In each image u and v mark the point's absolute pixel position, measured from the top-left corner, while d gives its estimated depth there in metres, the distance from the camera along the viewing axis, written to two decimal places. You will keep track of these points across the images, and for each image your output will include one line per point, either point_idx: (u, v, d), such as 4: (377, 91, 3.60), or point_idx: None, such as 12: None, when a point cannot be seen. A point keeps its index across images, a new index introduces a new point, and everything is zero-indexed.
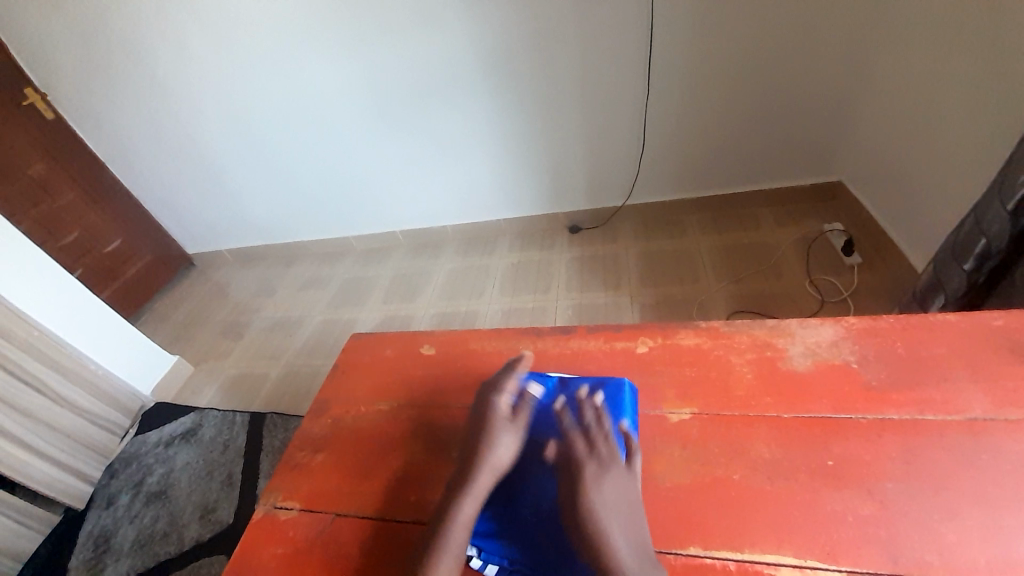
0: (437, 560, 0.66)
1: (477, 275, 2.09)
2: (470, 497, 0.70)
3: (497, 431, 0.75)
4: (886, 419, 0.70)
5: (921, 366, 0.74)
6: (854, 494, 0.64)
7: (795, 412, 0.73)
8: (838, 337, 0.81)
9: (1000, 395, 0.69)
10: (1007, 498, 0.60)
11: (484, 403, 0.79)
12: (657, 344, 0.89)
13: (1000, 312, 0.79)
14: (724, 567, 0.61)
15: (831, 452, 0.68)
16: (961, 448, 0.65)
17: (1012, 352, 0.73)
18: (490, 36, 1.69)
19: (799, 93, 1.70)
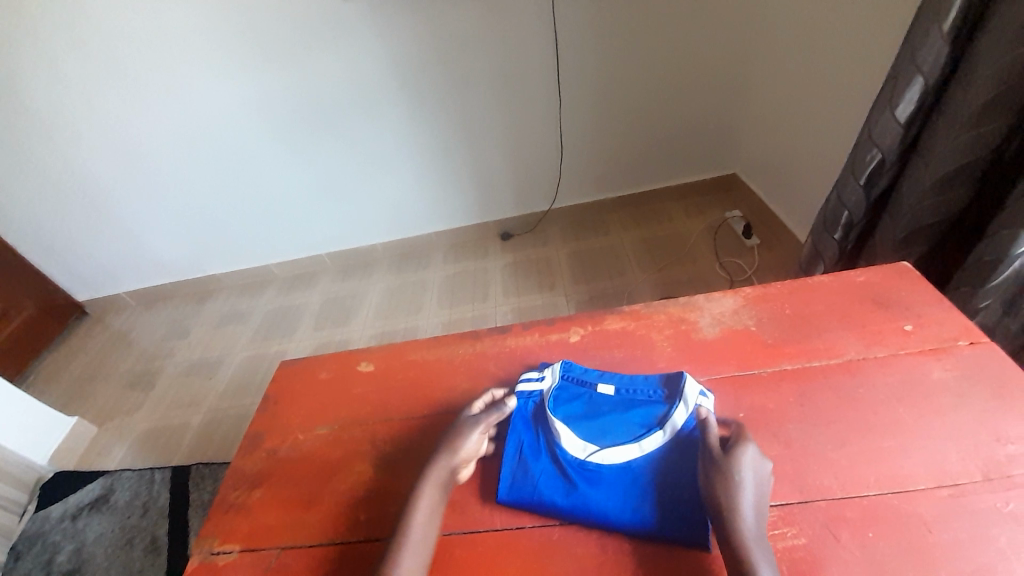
0: (400, 554, 0.67)
1: (412, 291, 2.06)
2: (427, 489, 0.73)
3: (463, 427, 0.79)
4: (784, 369, 0.80)
5: (808, 322, 0.86)
6: (764, 438, 0.73)
7: (710, 374, 0.82)
8: (738, 306, 0.91)
9: (868, 338, 0.82)
10: (884, 422, 0.72)
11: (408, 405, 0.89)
12: (587, 331, 0.95)
13: (863, 270, 0.93)
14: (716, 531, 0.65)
15: (742, 406, 0.77)
16: (844, 385, 0.76)
17: (874, 302, 0.86)
18: (401, 51, 1.70)
19: (692, 97, 1.88)
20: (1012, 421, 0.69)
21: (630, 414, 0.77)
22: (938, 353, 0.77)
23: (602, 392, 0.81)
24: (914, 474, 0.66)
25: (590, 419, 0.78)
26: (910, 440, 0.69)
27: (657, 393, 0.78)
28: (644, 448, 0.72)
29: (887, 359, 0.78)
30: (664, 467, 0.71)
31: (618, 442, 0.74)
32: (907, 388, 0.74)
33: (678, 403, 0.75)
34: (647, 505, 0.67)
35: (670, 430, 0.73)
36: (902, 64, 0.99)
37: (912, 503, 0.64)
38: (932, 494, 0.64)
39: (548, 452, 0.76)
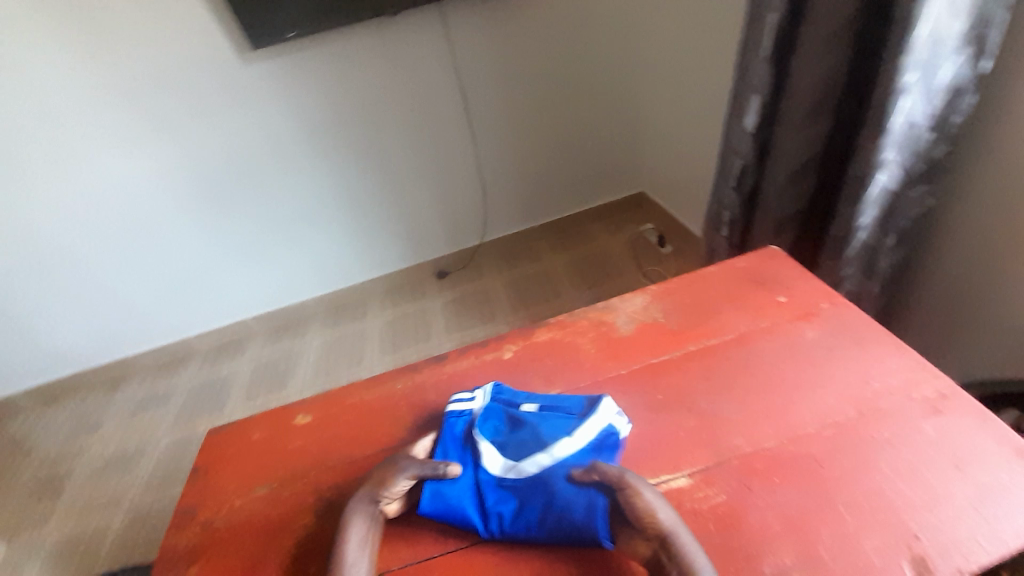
0: None
1: (352, 342, 2.02)
2: (355, 521, 0.72)
3: (399, 459, 0.78)
4: (691, 351, 0.90)
5: (706, 307, 0.97)
6: (680, 413, 0.81)
7: (630, 366, 0.90)
8: (647, 302, 1.01)
9: (754, 313, 0.94)
10: (776, 382, 0.82)
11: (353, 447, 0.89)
12: (519, 347, 1.00)
13: (745, 255, 1.06)
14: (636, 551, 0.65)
15: (660, 389, 0.85)
16: (740, 356, 0.87)
17: (757, 281, 1.00)
18: (315, 109, 1.77)
19: (592, 126, 2.07)
20: (871, 363, 0.82)
21: (543, 424, 0.80)
22: (810, 316, 0.91)
23: (526, 410, 0.84)
24: (802, 421, 0.76)
25: (510, 437, 0.81)
26: (796, 394, 0.80)
27: (576, 408, 0.82)
28: (553, 455, 0.76)
29: (770, 328, 0.91)
30: (569, 485, 0.72)
31: (530, 452, 0.77)
32: (789, 350, 0.86)
33: (591, 416, 0.79)
34: (557, 515, 0.69)
35: (580, 436, 0.77)
36: (740, 85, 1.19)
37: (805, 444, 0.74)
38: (818, 434, 0.75)
39: (470, 470, 0.79)
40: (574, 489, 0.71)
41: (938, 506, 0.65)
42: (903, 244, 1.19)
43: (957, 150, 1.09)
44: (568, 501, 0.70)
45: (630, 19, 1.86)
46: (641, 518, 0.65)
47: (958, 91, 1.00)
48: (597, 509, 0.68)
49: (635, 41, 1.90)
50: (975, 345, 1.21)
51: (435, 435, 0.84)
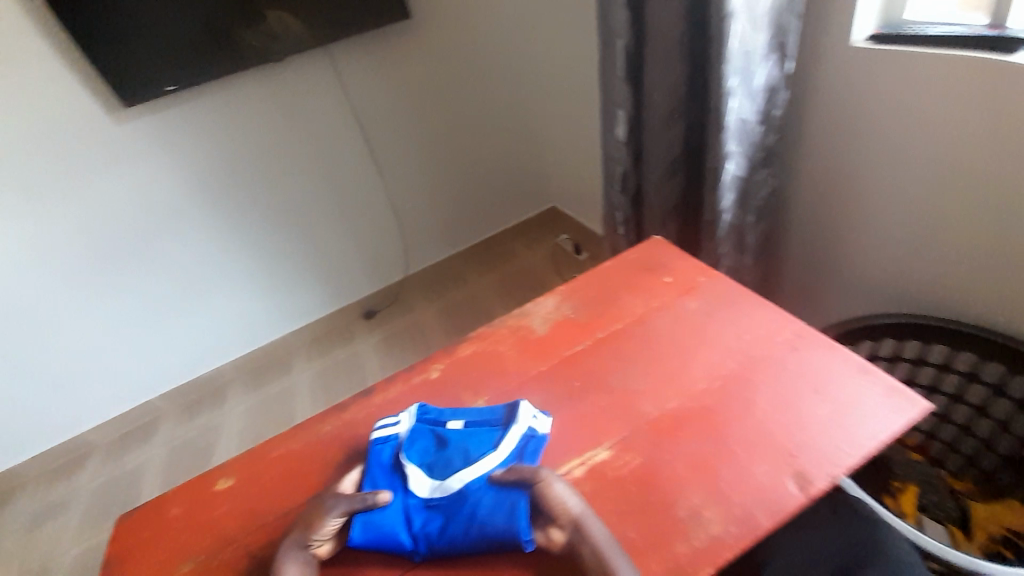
0: None
1: (281, 399, 1.90)
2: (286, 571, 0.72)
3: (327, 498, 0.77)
4: (600, 337, 0.97)
5: (610, 296, 1.05)
6: (597, 396, 0.88)
7: (549, 362, 0.96)
8: (558, 301, 1.07)
9: (651, 294, 1.03)
10: (674, 351, 0.92)
11: (286, 499, 0.86)
12: (445, 364, 1.02)
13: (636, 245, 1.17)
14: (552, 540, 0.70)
15: (578, 377, 0.92)
16: (642, 334, 0.96)
17: (650, 266, 1.10)
18: (206, 163, 1.70)
19: (493, 148, 2.16)
20: (748, 320, 0.94)
21: (469, 440, 0.83)
22: (696, 289, 1.02)
23: (451, 427, 0.86)
24: (698, 380, 0.86)
25: (437, 456, 0.83)
26: (691, 357, 0.90)
27: (498, 419, 0.86)
28: (479, 470, 0.79)
29: (665, 305, 1.00)
30: (494, 494, 0.75)
31: (457, 469, 0.80)
32: (682, 321, 0.96)
33: (512, 425, 0.83)
34: (481, 527, 0.72)
35: (503, 449, 0.81)
36: (608, 100, 1.34)
37: (703, 404, 0.83)
38: (712, 389, 0.85)
39: (400, 495, 0.79)
40: (497, 495, 0.75)
41: (806, 424, 0.77)
42: (761, 220, 1.37)
43: (786, 137, 1.28)
44: (491, 508, 0.74)
45: (509, 51, 2.00)
46: (556, 510, 0.71)
47: (773, 90, 1.19)
48: (517, 510, 0.72)
49: (517, 69, 2.03)
50: (836, 299, 1.39)
51: (362, 467, 0.84)
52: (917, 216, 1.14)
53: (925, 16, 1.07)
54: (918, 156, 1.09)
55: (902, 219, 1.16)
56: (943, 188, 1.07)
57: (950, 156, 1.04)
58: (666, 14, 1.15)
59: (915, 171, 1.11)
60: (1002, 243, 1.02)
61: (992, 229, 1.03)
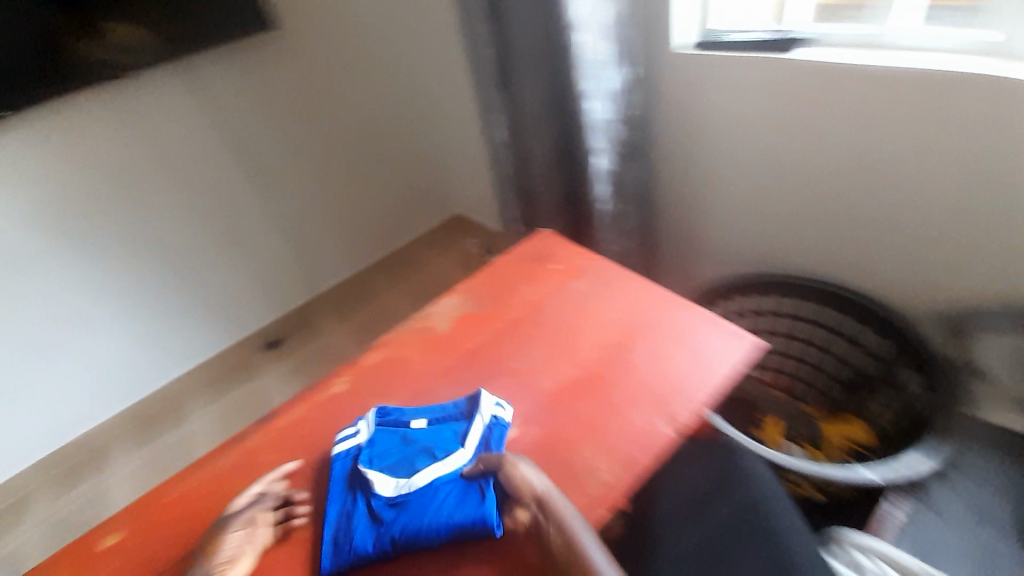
0: None
1: (175, 450, 1.70)
2: None
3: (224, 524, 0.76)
4: (500, 327, 1.02)
5: (507, 288, 1.11)
6: (501, 382, 0.93)
7: (454, 358, 0.98)
8: (460, 299, 1.10)
9: (545, 282, 1.10)
10: (566, 330, 0.99)
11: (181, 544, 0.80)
12: (348, 376, 0.99)
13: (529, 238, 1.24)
14: (518, 520, 0.73)
15: (482, 368, 0.96)
16: (538, 319, 1.02)
17: (543, 256, 1.17)
18: (49, 195, 1.49)
19: (389, 158, 2.13)
20: (628, 295, 1.04)
21: (434, 438, 0.83)
22: (584, 272, 1.10)
23: (414, 428, 0.85)
24: (588, 353, 0.94)
25: (401, 456, 0.81)
26: (582, 334, 0.98)
27: (461, 412, 0.87)
28: (448, 466, 0.79)
29: (557, 290, 1.08)
30: (464, 486, 0.76)
31: (422, 467, 0.79)
32: (572, 303, 1.04)
33: (477, 417, 0.84)
34: (451, 518, 0.73)
35: (470, 445, 0.81)
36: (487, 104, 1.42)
37: (594, 377, 0.90)
38: (601, 359, 0.93)
39: (363, 500, 0.78)
40: (465, 490, 0.76)
41: (690, 386, 0.86)
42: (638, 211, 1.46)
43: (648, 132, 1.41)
44: (460, 498, 0.75)
45: (391, 62, 1.99)
46: (521, 490, 0.73)
47: (618, 94, 1.28)
48: (487, 496, 0.74)
49: (401, 82, 2.02)
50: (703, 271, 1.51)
51: (265, 480, 0.82)
52: (756, 198, 1.29)
53: (727, 23, 1.22)
54: (739, 147, 1.25)
55: (738, 202, 1.32)
56: (765, 172, 1.24)
57: (769, 144, 1.20)
58: (525, 22, 1.24)
59: (745, 157, 1.26)
60: (814, 215, 1.20)
61: (803, 205, 1.21)
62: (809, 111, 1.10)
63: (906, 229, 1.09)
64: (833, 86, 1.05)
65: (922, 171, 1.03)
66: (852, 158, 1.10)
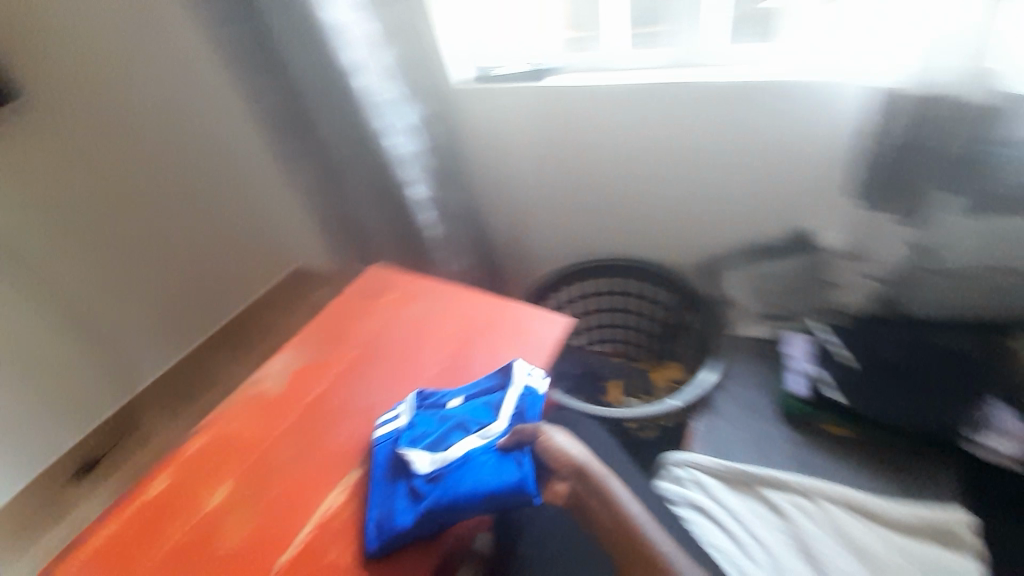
0: None
1: None
2: None
3: None
4: (340, 368, 0.93)
5: (345, 327, 1.00)
6: (345, 424, 0.84)
7: (291, 415, 0.87)
8: (292, 354, 0.97)
9: (387, 310, 1.02)
10: (409, 350, 0.94)
11: None
12: (167, 471, 0.83)
13: (365, 272, 1.12)
14: (557, 492, 0.70)
15: (324, 415, 0.86)
16: (377, 346, 0.96)
17: (380, 286, 1.08)
18: None
19: (193, 191, 1.58)
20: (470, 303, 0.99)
21: (472, 412, 0.80)
22: (424, 290, 1.04)
23: (451, 406, 0.82)
24: (431, 367, 0.90)
25: (441, 432, 0.78)
26: (424, 349, 0.93)
27: (496, 383, 0.83)
28: (485, 437, 0.75)
29: (397, 314, 1.00)
30: (501, 457, 0.71)
31: (459, 441, 0.76)
32: (412, 322, 0.98)
33: (511, 385, 0.81)
34: (488, 495, 0.67)
35: (505, 415, 0.78)
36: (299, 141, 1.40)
37: (442, 382, 0.87)
38: (443, 369, 0.89)
39: (403, 481, 0.73)
40: (501, 461, 0.70)
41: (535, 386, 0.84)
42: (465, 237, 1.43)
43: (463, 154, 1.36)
44: (494, 471, 0.69)
45: (169, 57, 1.46)
46: (555, 460, 0.70)
47: (423, 125, 1.29)
48: (523, 464, 0.68)
49: (206, 130, 1.58)
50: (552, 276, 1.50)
51: None
52: (556, 211, 1.35)
53: (495, 58, 1.29)
54: (527, 169, 1.32)
55: (542, 217, 1.39)
56: (553, 190, 1.32)
57: (552, 161, 1.27)
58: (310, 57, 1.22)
59: (537, 175, 1.32)
60: (615, 216, 1.29)
61: (590, 214, 1.31)
62: (568, 133, 1.21)
63: (725, 204, 1.13)
64: (584, 104, 1.15)
65: (693, 165, 1.12)
66: (614, 167, 1.20)
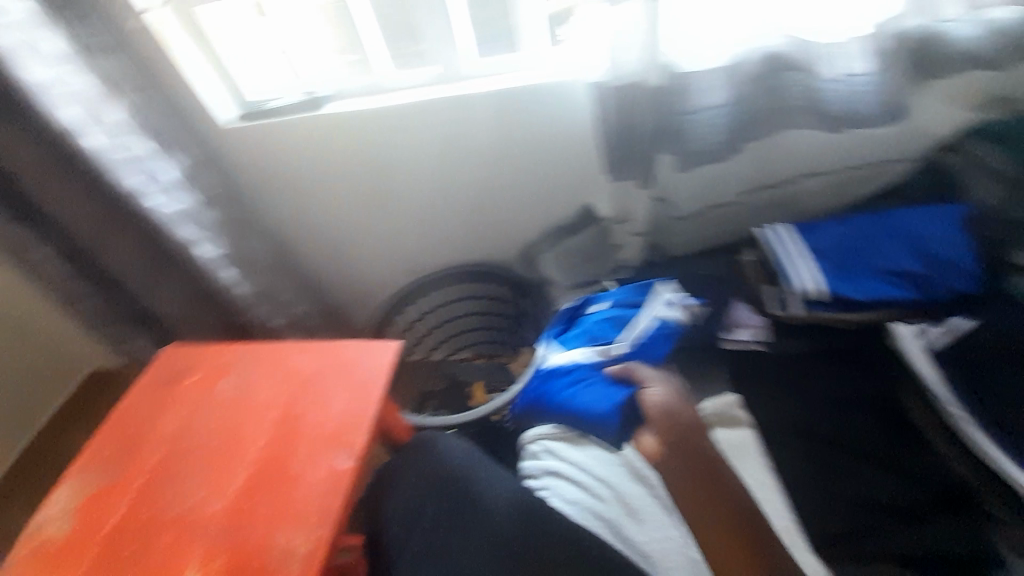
0: None
1: None
2: None
3: None
4: (146, 476, 0.76)
5: (142, 426, 0.82)
6: (167, 538, 0.69)
7: (91, 555, 0.69)
8: (77, 481, 0.77)
9: (192, 391, 0.85)
10: (228, 425, 0.78)
11: None
12: None
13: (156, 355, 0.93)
14: (644, 446, 0.80)
15: (136, 539, 0.69)
16: (190, 436, 0.79)
17: (177, 365, 0.89)
18: None
19: None
20: (289, 352, 0.85)
21: (612, 334, 1.03)
22: (233, 354, 0.88)
23: (602, 338, 1.04)
24: (258, 435, 0.75)
25: (582, 345, 1.04)
26: (246, 418, 0.78)
27: (637, 307, 1.05)
28: (603, 359, 0.99)
29: (206, 392, 0.84)
30: (607, 386, 0.91)
31: (582, 357, 1.00)
32: (226, 394, 0.82)
33: (645, 311, 1.03)
34: (591, 408, 0.89)
35: (629, 335, 1.00)
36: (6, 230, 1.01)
37: (266, 461, 0.73)
38: (271, 433, 0.75)
39: (545, 381, 1.00)
40: (608, 386, 0.91)
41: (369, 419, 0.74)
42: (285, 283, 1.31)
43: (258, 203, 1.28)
44: (594, 399, 0.90)
45: None
46: (648, 404, 0.83)
47: (193, 173, 1.12)
48: (619, 399, 0.87)
49: None
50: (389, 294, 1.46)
51: None
52: (372, 235, 1.34)
53: (268, 93, 1.20)
54: (340, 201, 1.27)
55: (371, 243, 1.35)
56: (375, 214, 1.30)
57: (351, 188, 1.25)
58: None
59: (339, 205, 1.28)
60: (439, 226, 1.32)
61: (417, 228, 1.32)
62: (370, 156, 1.19)
63: (515, 203, 1.27)
64: (364, 127, 1.14)
65: (491, 166, 1.21)
66: (424, 180, 1.24)
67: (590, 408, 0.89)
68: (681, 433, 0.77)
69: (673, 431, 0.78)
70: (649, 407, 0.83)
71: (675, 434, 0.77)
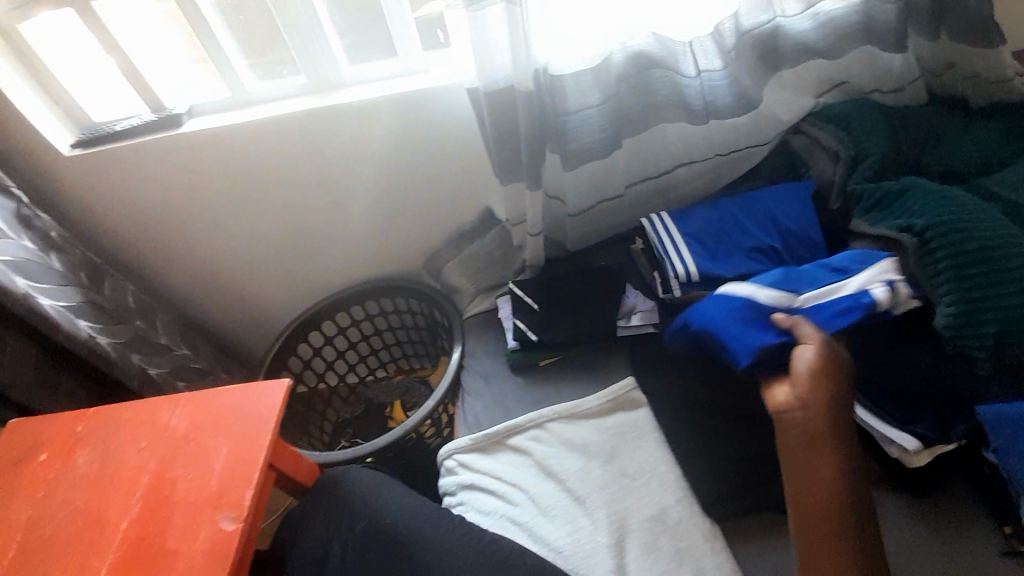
0: None
1: None
2: None
3: None
4: None
5: None
6: None
7: None
8: None
9: (44, 472, 0.73)
10: (92, 505, 0.69)
11: None
12: None
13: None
14: (781, 400, 0.74)
15: None
16: (46, 525, 0.69)
17: (23, 444, 0.77)
18: None
19: None
20: (160, 410, 0.76)
21: (811, 283, 0.85)
22: (91, 423, 0.77)
23: (808, 280, 0.85)
24: (129, 511, 0.67)
25: (776, 281, 0.85)
26: (113, 494, 0.69)
27: (849, 262, 0.85)
28: (780, 297, 0.83)
29: (62, 471, 0.73)
30: (770, 326, 0.80)
31: (767, 288, 0.84)
32: (87, 469, 0.72)
33: (861, 274, 0.83)
34: (740, 341, 0.79)
35: (823, 293, 0.83)
36: None
37: (141, 538, 0.65)
38: (144, 506, 0.67)
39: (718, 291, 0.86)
40: (765, 326, 0.80)
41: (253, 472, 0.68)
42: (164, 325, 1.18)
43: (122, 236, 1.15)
44: (751, 336, 0.79)
45: None
46: (808, 364, 0.75)
47: (24, 218, 0.96)
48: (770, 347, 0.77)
49: None
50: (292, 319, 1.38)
51: None
52: (264, 259, 1.24)
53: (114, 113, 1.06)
54: (220, 225, 1.16)
55: (265, 266, 1.26)
56: (263, 236, 1.20)
57: (228, 212, 1.14)
58: None
59: (220, 230, 1.17)
60: (337, 243, 1.25)
61: (314, 246, 1.25)
62: (245, 176, 1.09)
63: (413, 211, 1.22)
64: (232, 145, 1.04)
65: (380, 177, 1.15)
66: (312, 197, 1.16)
67: (737, 341, 0.79)
68: (837, 422, 0.71)
69: (823, 401, 0.72)
70: (801, 368, 0.75)
71: (827, 413, 0.71)
